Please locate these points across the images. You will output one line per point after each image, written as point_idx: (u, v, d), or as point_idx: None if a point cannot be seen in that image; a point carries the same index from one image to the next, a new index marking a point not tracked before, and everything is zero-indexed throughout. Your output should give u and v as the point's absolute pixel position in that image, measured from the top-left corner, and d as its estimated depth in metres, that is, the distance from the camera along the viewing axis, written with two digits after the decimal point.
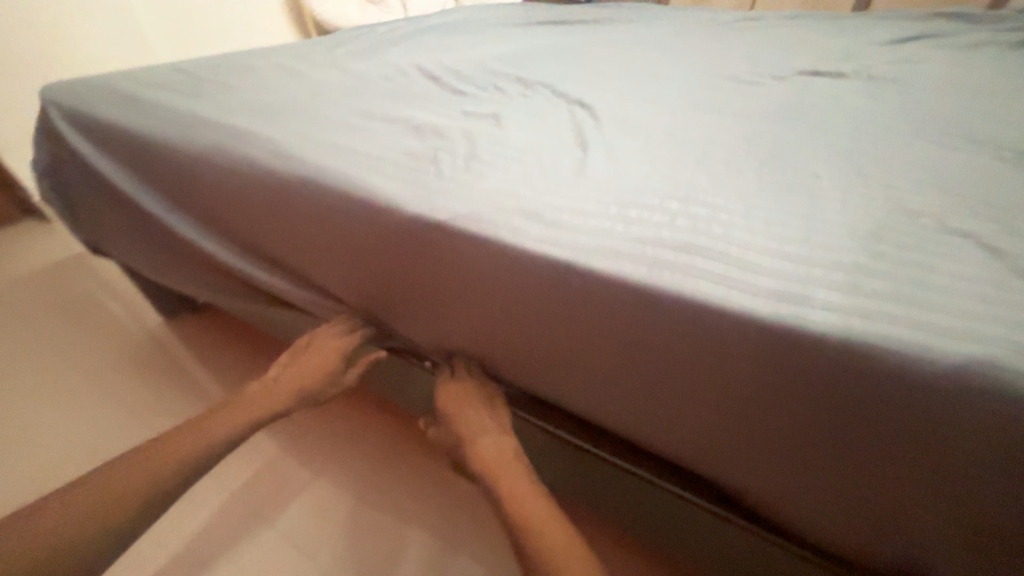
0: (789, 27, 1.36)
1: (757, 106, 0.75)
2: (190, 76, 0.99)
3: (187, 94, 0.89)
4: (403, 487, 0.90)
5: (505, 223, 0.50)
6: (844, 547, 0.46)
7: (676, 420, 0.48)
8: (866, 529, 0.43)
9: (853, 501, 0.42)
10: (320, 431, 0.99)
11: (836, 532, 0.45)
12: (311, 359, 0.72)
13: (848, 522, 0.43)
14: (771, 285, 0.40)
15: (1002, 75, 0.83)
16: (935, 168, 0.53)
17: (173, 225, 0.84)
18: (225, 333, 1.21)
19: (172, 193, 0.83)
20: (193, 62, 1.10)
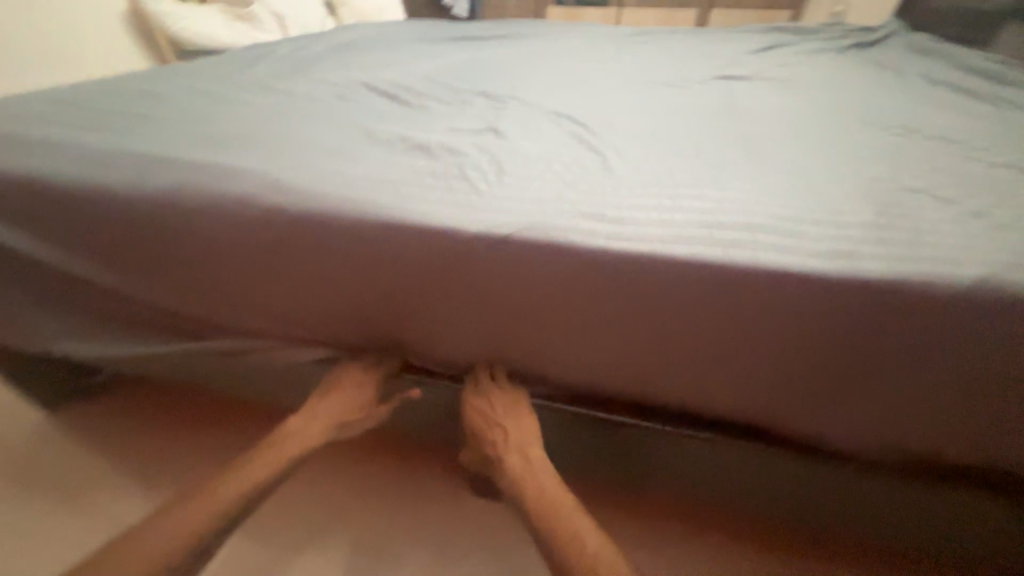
0: (674, 39, 1.58)
1: (704, 106, 0.86)
2: (86, 109, 0.81)
3: (104, 133, 0.74)
4: (422, 525, 0.80)
5: (575, 226, 0.52)
6: (894, 458, 0.55)
7: (746, 383, 0.54)
8: (915, 436, 0.52)
9: (905, 416, 0.51)
10: (301, 490, 0.84)
11: (886, 447, 0.54)
12: (325, 416, 0.64)
13: (900, 435, 0.52)
14: (824, 248, 0.48)
15: (849, 74, 1.07)
16: (862, 145, 0.68)
17: (121, 285, 0.70)
18: (148, 408, 0.98)
19: (107, 249, 0.68)
20: (70, 90, 0.90)
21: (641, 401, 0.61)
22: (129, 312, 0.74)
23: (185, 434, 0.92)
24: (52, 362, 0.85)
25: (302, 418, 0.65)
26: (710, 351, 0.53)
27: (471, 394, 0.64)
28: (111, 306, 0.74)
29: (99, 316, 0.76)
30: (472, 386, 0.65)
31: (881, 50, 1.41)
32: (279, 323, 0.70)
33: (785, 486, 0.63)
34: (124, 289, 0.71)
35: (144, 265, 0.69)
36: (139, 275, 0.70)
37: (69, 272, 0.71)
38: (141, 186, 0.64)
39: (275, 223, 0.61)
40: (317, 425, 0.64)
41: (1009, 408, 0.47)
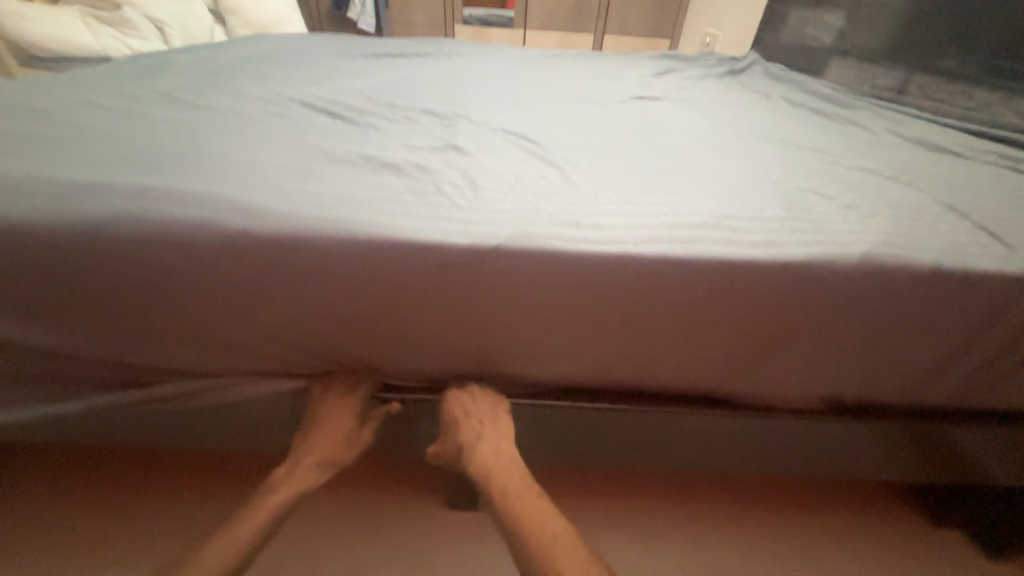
0: (586, 61, 1.74)
1: (631, 122, 0.98)
2: None
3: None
4: (413, 545, 0.85)
5: (557, 233, 0.57)
6: (809, 401, 0.69)
7: (702, 356, 0.64)
8: (822, 379, 0.66)
9: (815, 365, 0.65)
10: (284, 537, 0.84)
11: (804, 393, 0.68)
12: (314, 457, 0.64)
13: (812, 381, 0.66)
14: (756, 238, 0.59)
15: (732, 97, 1.29)
16: (757, 155, 0.83)
17: (41, 334, 0.62)
18: (51, 474, 0.88)
19: (17, 297, 0.59)
20: None
21: (615, 384, 0.68)
22: (46, 368, 0.65)
23: (108, 498, 0.85)
24: None
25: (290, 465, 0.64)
26: (672, 333, 0.62)
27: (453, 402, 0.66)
28: (24, 364, 0.65)
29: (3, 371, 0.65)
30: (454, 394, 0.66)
31: (748, 76, 1.69)
32: (242, 355, 0.65)
33: (736, 443, 0.74)
34: (46, 342, 0.63)
35: (69, 309, 0.60)
36: (61, 322, 0.61)
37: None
38: (64, 219, 0.56)
39: (238, 249, 0.57)
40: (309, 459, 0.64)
41: (882, 349, 0.63)
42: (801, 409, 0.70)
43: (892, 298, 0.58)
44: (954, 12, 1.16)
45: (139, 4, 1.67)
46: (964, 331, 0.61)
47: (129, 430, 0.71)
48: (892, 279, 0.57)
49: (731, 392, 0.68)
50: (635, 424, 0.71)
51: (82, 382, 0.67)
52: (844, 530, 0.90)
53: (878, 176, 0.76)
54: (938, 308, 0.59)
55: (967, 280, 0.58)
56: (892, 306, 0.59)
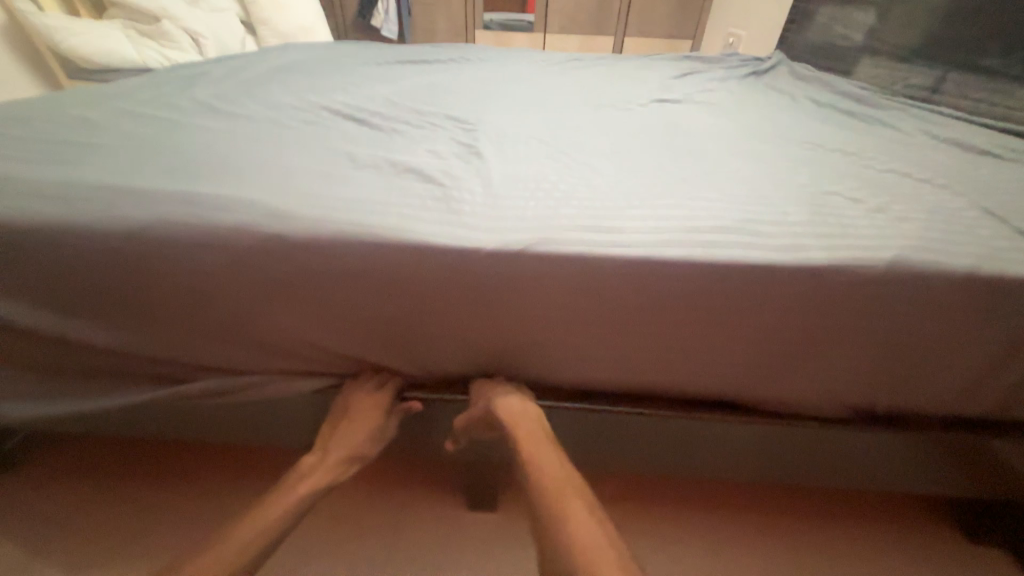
0: (606, 64, 1.74)
1: (651, 126, 0.98)
2: (24, 142, 0.75)
3: (53, 163, 0.69)
4: (429, 542, 0.86)
5: (575, 237, 0.58)
6: (835, 408, 0.67)
7: (722, 360, 0.63)
8: (848, 385, 0.65)
9: (842, 371, 0.63)
10: (306, 530, 0.86)
11: (830, 400, 0.66)
12: (342, 446, 0.65)
13: (838, 387, 0.65)
14: (779, 242, 0.58)
15: (757, 99, 1.27)
16: (781, 158, 0.81)
17: (91, 332, 0.66)
18: (92, 463, 0.94)
19: (69, 296, 0.64)
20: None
21: (636, 388, 0.68)
22: (93, 362, 0.69)
23: (141, 490, 0.89)
24: None
25: (319, 455, 0.65)
26: (694, 338, 0.61)
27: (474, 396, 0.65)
28: (73, 358, 0.69)
29: (54, 364, 0.69)
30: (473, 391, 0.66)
31: (772, 77, 1.66)
32: (273, 354, 0.67)
33: (762, 451, 0.72)
34: (92, 338, 0.67)
35: (115, 308, 0.64)
36: (107, 318, 0.65)
37: (10, 322, 0.64)
38: (112, 222, 0.60)
39: (271, 251, 0.59)
40: (339, 447, 0.64)
41: (913, 356, 0.61)
42: (828, 418, 0.69)
43: (923, 303, 0.57)
44: (993, 9, 1.12)
45: (176, 16, 1.75)
46: (1002, 340, 0.59)
47: (167, 423, 0.75)
48: (925, 285, 0.56)
49: (755, 398, 0.67)
50: (656, 429, 0.70)
51: (125, 376, 0.71)
52: (870, 540, 0.88)
53: (911, 179, 0.74)
54: (975, 315, 0.57)
55: (1004, 287, 0.56)
56: (923, 312, 0.57)
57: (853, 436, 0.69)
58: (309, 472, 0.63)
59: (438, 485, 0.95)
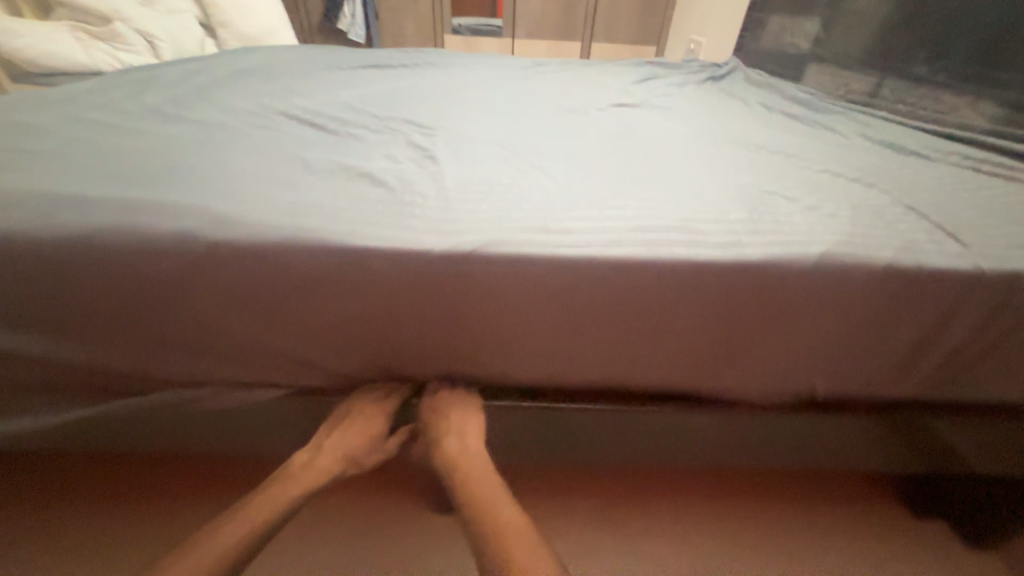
0: (570, 68, 1.77)
1: (608, 129, 1.01)
2: None
3: None
4: (397, 544, 0.85)
5: (524, 238, 0.59)
6: (778, 396, 0.71)
7: (671, 354, 0.66)
8: (788, 374, 0.68)
9: (781, 361, 0.67)
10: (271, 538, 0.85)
11: (773, 388, 0.70)
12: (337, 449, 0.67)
13: (780, 376, 0.68)
14: (718, 239, 0.61)
15: (710, 104, 1.32)
16: (727, 158, 0.85)
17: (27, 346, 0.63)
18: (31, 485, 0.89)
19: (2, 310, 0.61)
20: None
21: (591, 384, 0.70)
22: (31, 378, 0.66)
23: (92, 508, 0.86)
24: None
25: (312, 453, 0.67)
26: (642, 333, 0.64)
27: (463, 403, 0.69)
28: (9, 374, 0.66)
29: None
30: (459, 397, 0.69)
31: (728, 81, 1.73)
32: (226, 362, 0.66)
33: (713, 438, 0.76)
34: (29, 352, 0.64)
35: (54, 320, 0.62)
36: (44, 331, 0.63)
37: None
38: (47, 231, 0.58)
39: (219, 259, 0.58)
40: (335, 446, 0.67)
41: (845, 344, 0.65)
42: (770, 405, 0.73)
43: (849, 295, 0.61)
44: (921, 20, 1.20)
45: (127, 17, 1.70)
46: (922, 326, 0.64)
47: (117, 439, 0.72)
48: (849, 278, 0.60)
49: (704, 389, 0.70)
50: (606, 421, 0.73)
51: (68, 391, 0.68)
52: (812, 515, 0.93)
53: (844, 179, 0.79)
54: (896, 305, 0.62)
55: (920, 278, 0.60)
56: (850, 303, 0.61)
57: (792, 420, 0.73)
58: (303, 467, 0.66)
59: (400, 490, 0.93)
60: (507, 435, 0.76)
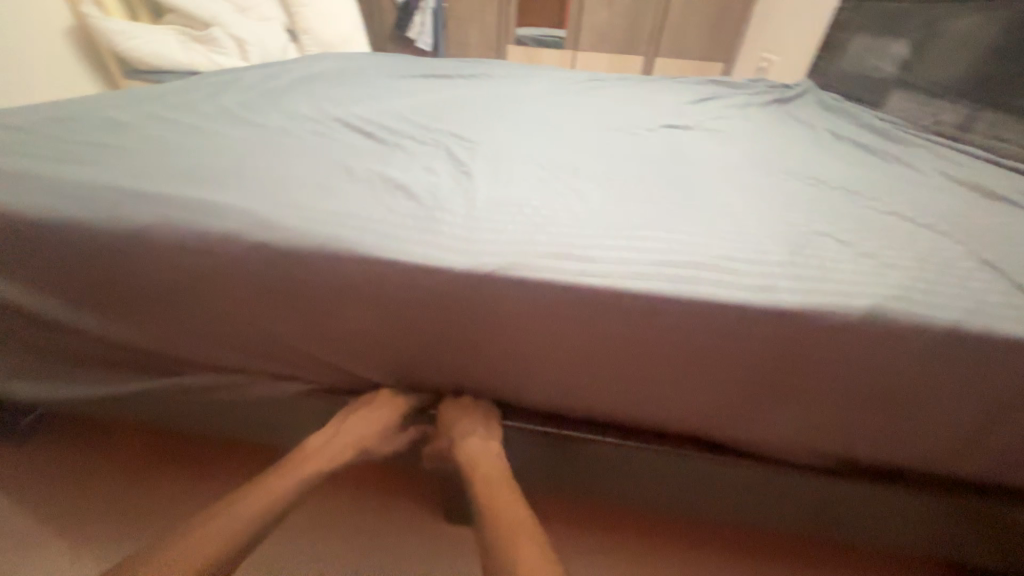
0: (625, 85, 1.74)
1: (652, 152, 0.98)
2: (59, 140, 0.82)
3: (78, 161, 0.75)
4: (403, 542, 0.90)
5: (546, 264, 0.58)
6: (810, 455, 0.65)
7: (693, 396, 0.62)
8: (824, 434, 0.62)
9: (816, 419, 0.61)
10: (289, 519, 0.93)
11: (804, 446, 0.64)
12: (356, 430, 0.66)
13: (813, 434, 0.63)
14: (757, 282, 0.57)
15: (770, 129, 1.25)
16: (777, 192, 0.80)
17: (94, 322, 0.71)
18: (101, 443, 1.01)
19: (77, 287, 0.68)
20: (39, 120, 0.91)
21: (604, 416, 0.68)
22: (96, 350, 0.74)
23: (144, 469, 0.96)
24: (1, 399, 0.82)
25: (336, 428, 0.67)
26: (661, 372, 0.61)
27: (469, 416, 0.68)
28: (79, 343, 0.74)
29: (62, 349, 0.75)
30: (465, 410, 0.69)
31: (797, 105, 1.63)
32: (258, 353, 0.71)
33: (732, 492, 0.70)
34: (96, 327, 0.71)
35: (118, 301, 0.69)
36: (109, 310, 0.70)
37: (32, 310, 0.70)
38: (117, 221, 0.64)
39: (258, 259, 0.62)
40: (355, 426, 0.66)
41: (895, 409, 0.59)
42: (801, 463, 0.67)
43: (903, 357, 0.55)
44: None
45: (224, 24, 1.87)
46: (993, 400, 0.56)
47: (161, 411, 0.79)
48: (901, 338, 0.54)
49: (724, 437, 0.66)
50: (621, 458, 0.70)
51: (126, 364, 0.76)
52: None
53: (913, 223, 0.71)
54: (961, 373, 0.55)
55: (994, 347, 0.53)
56: (902, 366, 0.55)
57: (825, 484, 0.67)
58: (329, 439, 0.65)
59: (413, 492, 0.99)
60: (518, 458, 0.74)
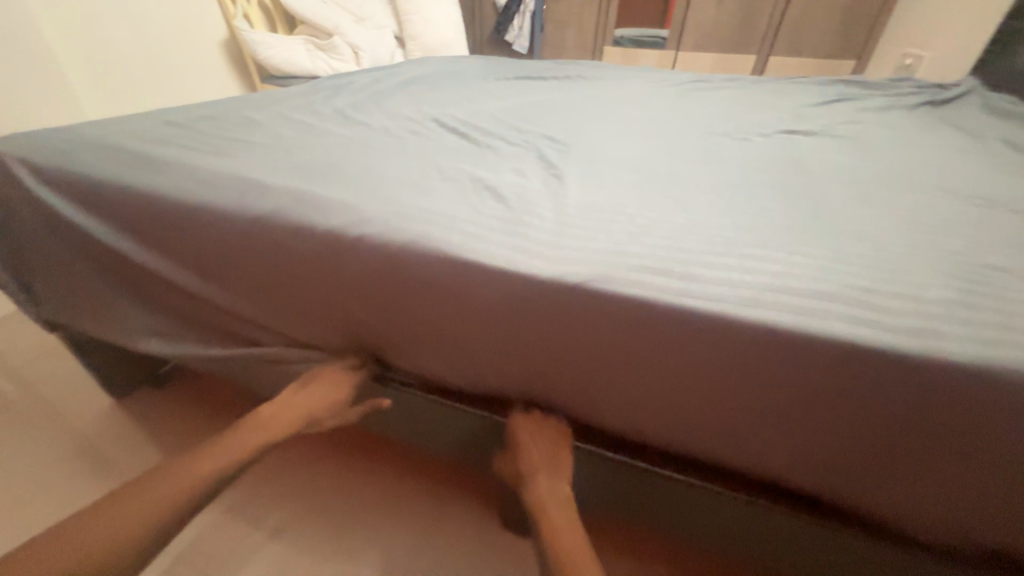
0: (734, 86, 1.59)
1: (765, 160, 0.88)
2: (206, 134, 0.95)
3: (218, 153, 0.86)
4: (462, 534, 0.92)
5: (639, 279, 0.53)
6: (943, 535, 0.53)
7: (797, 445, 0.54)
8: (970, 518, 0.50)
9: (959, 498, 0.49)
10: (363, 491, 1.00)
11: (936, 524, 0.53)
12: (306, 400, 0.72)
13: (953, 515, 0.51)
14: (906, 323, 0.47)
15: (919, 136, 1.05)
16: (930, 212, 0.66)
17: (217, 295, 0.81)
18: (226, 403, 1.20)
19: (207, 264, 0.78)
20: (194, 118, 1.06)
21: (690, 450, 0.62)
22: (220, 319, 0.85)
23: None
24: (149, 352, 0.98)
25: (289, 394, 0.74)
26: (763, 412, 0.53)
27: (525, 422, 0.67)
28: (206, 312, 0.85)
29: (194, 314, 0.87)
30: (525, 416, 0.68)
31: (956, 107, 1.36)
32: (350, 338, 0.76)
33: (824, 554, 0.62)
34: (220, 299, 0.81)
35: (237, 279, 0.77)
36: (231, 287, 0.79)
37: (174, 281, 0.82)
38: (239, 208, 0.71)
39: (351, 251, 0.65)
40: (308, 396, 0.73)
41: None
42: (940, 545, 0.55)
43: None
44: None
45: (344, 33, 2.06)
46: None
47: (266, 379, 0.88)
48: None
49: (837, 496, 0.56)
50: (700, 501, 0.65)
51: (240, 334, 0.85)
52: None
53: None
54: None
55: None
56: None
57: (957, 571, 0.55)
58: (285, 404, 0.73)
59: (476, 492, 1.00)
60: (585, 479, 0.73)
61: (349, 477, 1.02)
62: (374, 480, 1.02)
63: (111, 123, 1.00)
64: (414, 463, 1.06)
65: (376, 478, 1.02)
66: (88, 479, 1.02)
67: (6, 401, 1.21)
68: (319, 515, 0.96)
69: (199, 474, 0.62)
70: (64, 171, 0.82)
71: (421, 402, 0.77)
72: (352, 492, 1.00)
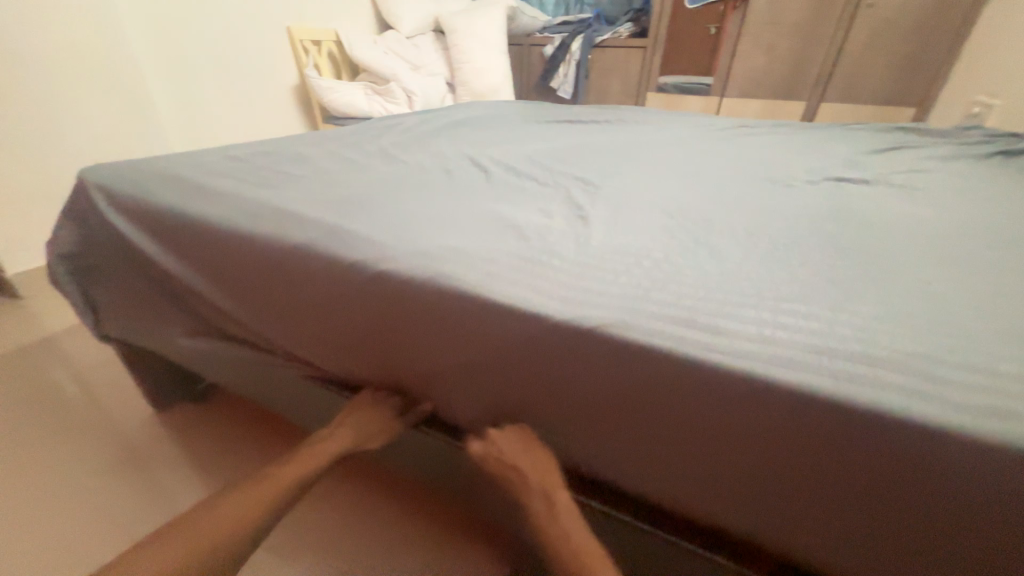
0: (782, 132, 1.55)
1: (809, 207, 0.83)
2: (262, 167, 1.04)
3: (268, 185, 0.93)
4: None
5: (660, 329, 0.50)
6: None
7: (837, 530, 0.47)
8: None
9: None
10: (368, 524, 0.97)
11: None
12: (352, 423, 0.74)
13: None
14: (973, 402, 0.40)
15: (994, 189, 0.96)
16: (1009, 275, 0.59)
17: (252, 316, 0.85)
18: (256, 423, 1.23)
19: (244, 287, 0.82)
20: (255, 152, 1.16)
21: (711, 521, 0.56)
22: (253, 339, 0.89)
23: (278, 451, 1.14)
24: (190, 364, 1.03)
25: (336, 421, 0.76)
26: (798, 490, 0.47)
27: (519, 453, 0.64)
28: (241, 333, 0.89)
29: (231, 333, 0.91)
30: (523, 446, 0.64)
31: None
32: (368, 368, 0.76)
33: None
34: (254, 321, 0.85)
35: (268, 304, 0.81)
36: (263, 311, 0.83)
37: (216, 300, 0.87)
38: (275, 236, 0.75)
39: (372, 282, 0.66)
40: (354, 418, 0.74)
41: None
42: None
43: None
44: None
45: (399, 79, 2.22)
46: None
47: (294, 397, 0.92)
48: None
49: None
50: None
51: (270, 356, 0.88)
52: None
53: None
54: None
55: None
56: None
57: None
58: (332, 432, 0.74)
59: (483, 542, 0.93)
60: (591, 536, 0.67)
61: (357, 507, 1.00)
62: (383, 512, 0.99)
63: (184, 156, 1.10)
64: (424, 500, 1.02)
65: (384, 512, 0.99)
66: (123, 484, 1.07)
67: (62, 404, 1.30)
68: (322, 543, 0.93)
69: (276, 487, 0.65)
70: (131, 198, 0.91)
71: (433, 441, 0.75)
72: (358, 522, 0.97)
